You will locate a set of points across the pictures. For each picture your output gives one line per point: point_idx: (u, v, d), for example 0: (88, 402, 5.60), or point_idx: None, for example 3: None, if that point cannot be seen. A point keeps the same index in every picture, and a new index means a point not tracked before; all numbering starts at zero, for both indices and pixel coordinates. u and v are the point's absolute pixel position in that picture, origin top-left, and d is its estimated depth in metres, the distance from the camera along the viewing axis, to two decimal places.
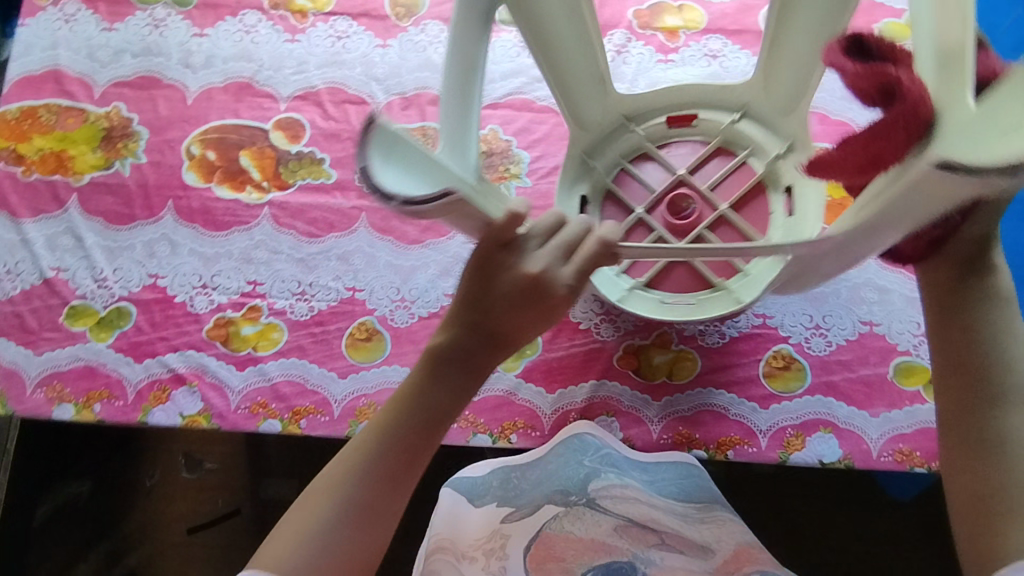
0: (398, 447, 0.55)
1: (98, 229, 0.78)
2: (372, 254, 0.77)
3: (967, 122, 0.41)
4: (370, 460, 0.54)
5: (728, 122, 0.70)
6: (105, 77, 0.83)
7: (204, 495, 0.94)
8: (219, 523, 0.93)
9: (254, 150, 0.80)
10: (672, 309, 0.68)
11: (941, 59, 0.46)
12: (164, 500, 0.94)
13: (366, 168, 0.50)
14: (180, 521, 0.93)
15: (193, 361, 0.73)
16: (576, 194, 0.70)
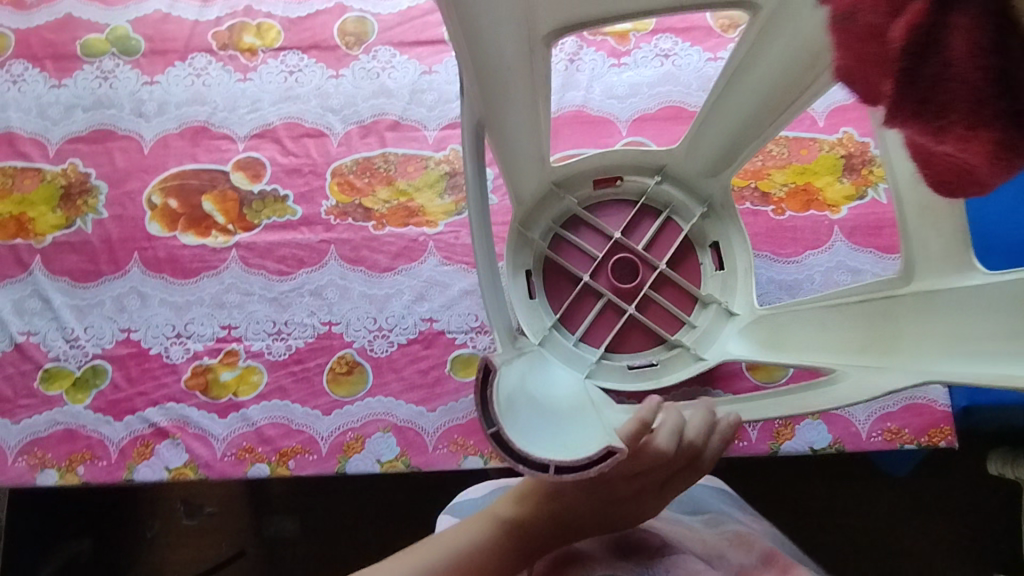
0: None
1: (65, 288, 0.77)
2: (344, 286, 0.76)
3: (940, 251, 0.45)
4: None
5: (654, 185, 0.72)
6: (58, 135, 0.82)
7: (206, 540, 0.92)
8: (224, 568, 0.90)
9: (216, 194, 0.79)
10: (642, 377, 0.69)
11: (910, 171, 0.46)
12: (167, 549, 0.92)
13: (498, 435, 0.40)
14: (185, 568, 0.92)
15: (174, 413, 0.72)
16: (521, 269, 0.71)
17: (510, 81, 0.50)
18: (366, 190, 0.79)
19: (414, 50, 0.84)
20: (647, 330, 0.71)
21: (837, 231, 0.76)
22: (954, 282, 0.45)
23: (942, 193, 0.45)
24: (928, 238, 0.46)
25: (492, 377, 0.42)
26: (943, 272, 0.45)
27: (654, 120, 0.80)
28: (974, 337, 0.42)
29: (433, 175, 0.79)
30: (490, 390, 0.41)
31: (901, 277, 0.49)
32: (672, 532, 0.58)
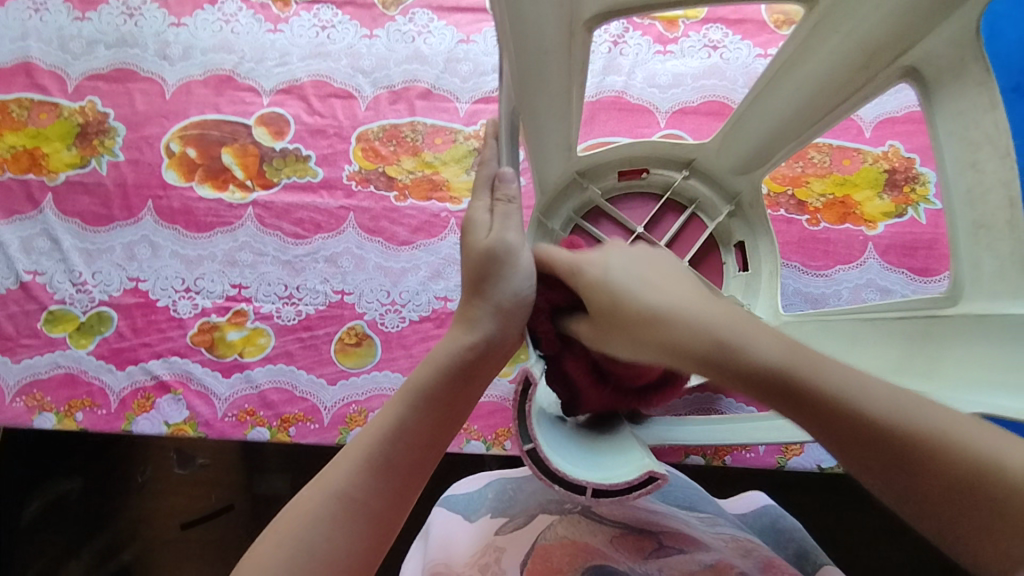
0: (477, 355, 0.46)
1: (75, 230, 0.75)
2: (360, 256, 0.74)
3: (992, 274, 0.44)
4: (431, 369, 0.45)
5: (680, 179, 0.68)
6: (78, 70, 0.79)
7: (197, 491, 0.92)
8: (216, 518, 0.92)
9: (236, 147, 0.77)
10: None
11: (972, 186, 0.45)
12: (157, 496, 0.92)
13: (533, 451, 0.49)
14: (175, 516, 0.92)
15: (177, 367, 0.71)
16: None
17: (547, 68, 0.45)
18: (391, 158, 0.76)
19: (453, 16, 0.81)
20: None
21: (871, 247, 0.74)
22: (1006, 308, 0.42)
23: (999, 210, 0.43)
24: (983, 257, 0.44)
25: (530, 391, 0.48)
26: (997, 296, 0.43)
27: (695, 113, 0.77)
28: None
29: (461, 149, 0.77)
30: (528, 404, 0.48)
31: (946, 298, 0.47)
32: (669, 531, 0.54)
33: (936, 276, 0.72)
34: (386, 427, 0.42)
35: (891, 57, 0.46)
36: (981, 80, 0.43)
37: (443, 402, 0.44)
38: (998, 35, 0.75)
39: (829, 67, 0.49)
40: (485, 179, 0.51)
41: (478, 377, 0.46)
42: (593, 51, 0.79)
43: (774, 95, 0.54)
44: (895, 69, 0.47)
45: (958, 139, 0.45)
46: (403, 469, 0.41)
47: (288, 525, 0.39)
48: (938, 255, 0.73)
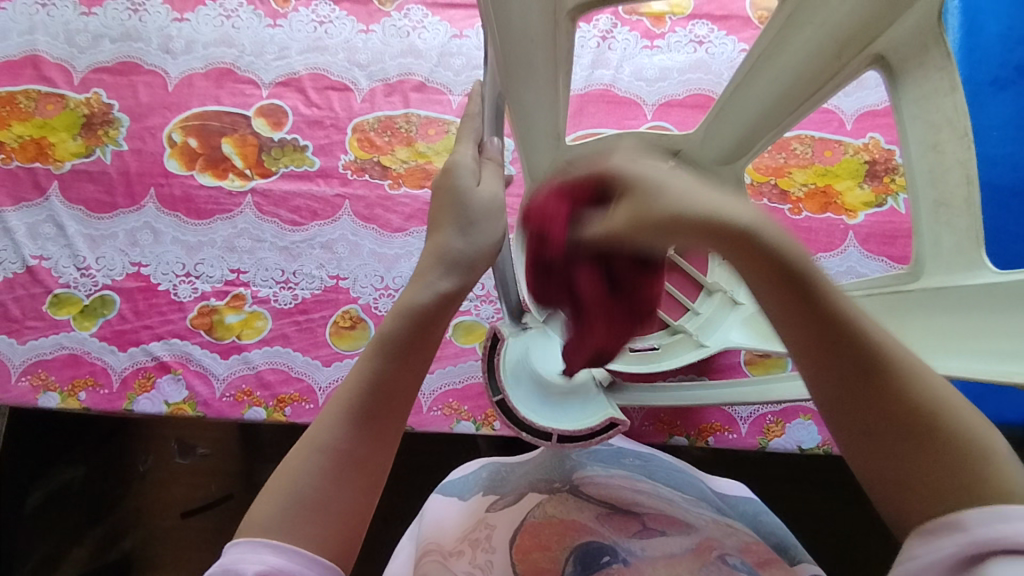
0: (432, 302, 0.43)
1: (80, 217, 0.78)
2: (355, 243, 0.77)
3: (953, 247, 0.44)
4: (389, 323, 0.41)
5: None
6: (83, 63, 0.82)
7: (198, 480, 0.94)
8: (214, 508, 0.94)
9: (236, 137, 0.79)
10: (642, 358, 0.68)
11: (933, 168, 0.45)
12: (158, 485, 0.94)
13: (502, 401, 0.51)
14: (174, 506, 0.94)
15: (177, 349, 0.73)
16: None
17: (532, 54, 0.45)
18: (386, 149, 0.79)
19: (447, 13, 0.83)
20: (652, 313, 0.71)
21: (852, 236, 0.76)
22: (962, 278, 0.43)
23: (958, 188, 0.43)
24: (943, 233, 0.45)
25: (497, 346, 0.52)
26: (954, 269, 0.44)
27: (680, 106, 0.80)
28: (965, 335, 0.41)
29: (453, 140, 0.79)
30: (495, 359, 0.52)
31: (910, 274, 0.48)
32: (653, 510, 0.55)
33: None
34: (354, 388, 0.40)
35: (858, 48, 0.44)
36: (943, 64, 0.42)
37: (406, 354, 0.41)
38: (977, 29, 0.78)
39: (795, 66, 0.46)
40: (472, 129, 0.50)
41: (439, 320, 0.43)
42: (582, 45, 0.82)
43: (764, 67, 0.48)
44: (866, 56, 0.45)
45: (919, 118, 0.45)
46: (377, 426, 0.39)
47: (266, 499, 0.37)
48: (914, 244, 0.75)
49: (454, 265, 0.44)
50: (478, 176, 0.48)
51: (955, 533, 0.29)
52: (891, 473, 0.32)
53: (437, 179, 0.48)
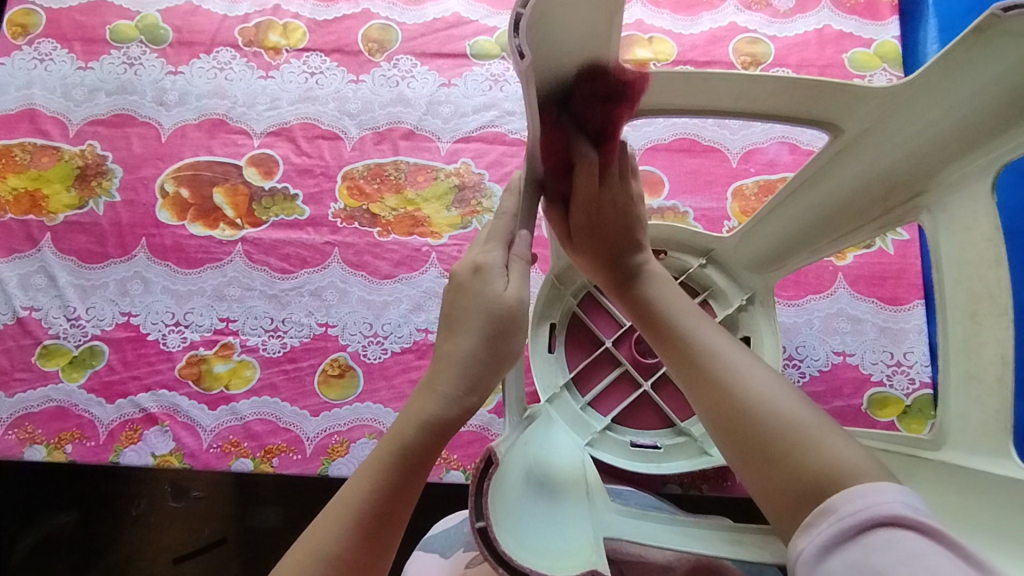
0: (445, 417, 0.44)
1: (72, 268, 0.78)
2: (344, 290, 0.77)
3: (978, 429, 0.43)
4: (400, 438, 0.43)
5: (695, 265, 0.71)
6: (79, 116, 0.83)
7: (191, 523, 0.93)
8: (210, 550, 0.93)
9: (227, 187, 0.80)
10: (644, 458, 0.70)
11: (968, 337, 0.44)
12: (151, 529, 0.93)
13: (485, 530, 0.41)
14: (168, 550, 0.94)
15: (165, 400, 0.73)
16: (545, 321, 0.74)
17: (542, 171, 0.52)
18: (375, 196, 0.80)
19: (435, 62, 0.85)
20: (659, 410, 0.73)
21: (841, 277, 0.75)
22: (984, 463, 0.41)
23: (991, 366, 0.42)
24: (972, 410, 0.43)
25: (492, 470, 0.43)
26: (977, 450, 0.42)
27: (667, 150, 0.80)
28: (992, 524, 0.38)
29: (442, 187, 0.80)
30: (487, 483, 0.42)
31: (930, 441, 0.47)
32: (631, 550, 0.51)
33: (905, 305, 0.74)
34: (364, 498, 0.42)
35: (907, 196, 0.49)
36: (989, 235, 0.43)
37: (415, 468, 0.43)
38: None
39: (852, 187, 0.52)
40: (504, 229, 0.49)
41: (449, 434, 0.44)
42: None
43: (811, 189, 0.55)
44: (911, 206, 0.49)
45: (961, 288, 0.45)
46: (384, 536, 0.42)
47: None
48: (903, 284, 0.75)
49: (477, 378, 0.44)
50: (507, 284, 0.47)
51: (828, 516, 0.34)
52: (759, 471, 0.39)
53: (462, 279, 0.48)
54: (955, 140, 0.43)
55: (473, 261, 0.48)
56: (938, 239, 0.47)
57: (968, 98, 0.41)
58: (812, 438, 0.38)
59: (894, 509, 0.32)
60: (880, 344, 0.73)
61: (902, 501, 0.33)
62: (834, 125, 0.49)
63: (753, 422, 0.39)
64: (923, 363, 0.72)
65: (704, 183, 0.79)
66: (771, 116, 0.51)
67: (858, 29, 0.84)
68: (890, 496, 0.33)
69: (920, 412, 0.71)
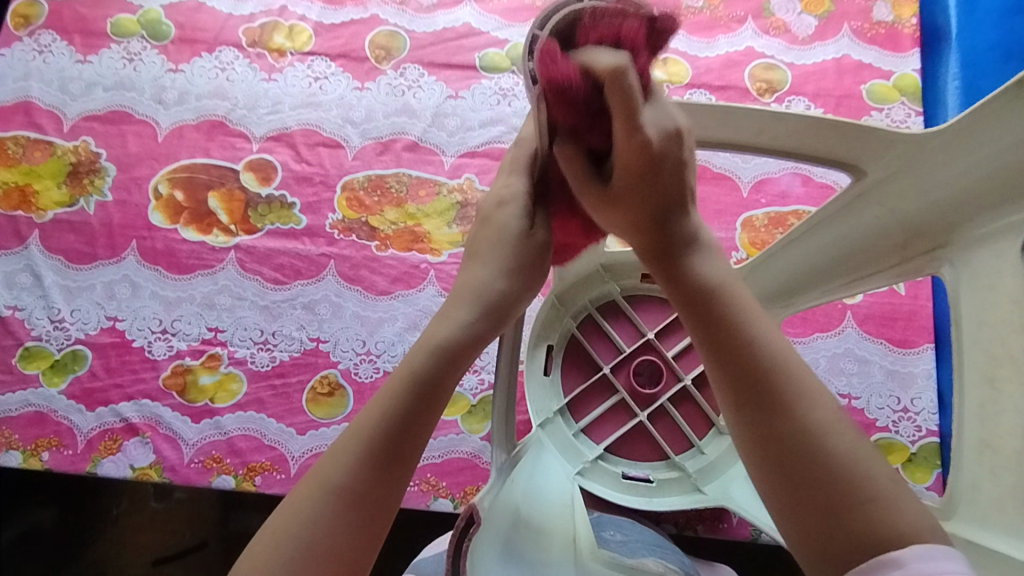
0: (436, 374, 0.37)
1: (58, 268, 0.76)
2: (338, 304, 0.74)
3: (988, 503, 0.40)
4: (390, 399, 0.35)
5: None
6: (75, 111, 0.81)
7: (169, 528, 0.90)
8: (188, 555, 0.90)
9: (222, 191, 0.78)
10: (634, 491, 0.67)
11: (985, 403, 0.42)
12: (129, 530, 0.91)
13: None
14: (146, 552, 0.92)
15: (148, 410, 0.71)
16: (542, 343, 0.71)
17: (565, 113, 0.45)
18: (374, 208, 0.77)
19: (443, 72, 0.82)
20: (655, 442, 0.70)
21: (850, 316, 0.73)
22: (992, 540, 0.39)
23: (1008, 438, 0.40)
24: (985, 483, 0.41)
25: (473, 530, 0.40)
26: (986, 525, 0.40)
27: None
28: None
29: (444, 202, 0.78)
30: (467, 544, 0.39)
31: (938, 511, 0.44)
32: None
33: (915, 349, 0.72)
34: (376, 422, 0.35)
35: (927, 247, 0.47)
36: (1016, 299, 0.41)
37: (411, 434, 0.35)
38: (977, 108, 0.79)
39: (865, 234, 0.50)
40: (525, 156, 0.46)
41: (444, 395, 0.37)
42: None
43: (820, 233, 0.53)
44: (928, 258, 0.47)
45: (982, 350, 0.43)
46: (377, 523, 0.34)
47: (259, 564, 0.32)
48: (914, 326, 0.73)
49: (494, 315, 0.40)
50: (529, 218, 0.44)
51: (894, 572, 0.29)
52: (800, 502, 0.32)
53: (486, 212, 0.45)
54: (998, 184, 0.41)
55: (495, 196, 0.45)
56: (958, 294, 0.45)
57: (999, 150, 0.40)
58: (873, 484, 0.32)
59: None
60: (887, 388, 0.71)
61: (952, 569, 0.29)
62: (856, 167, 0.47)
63: (816, 457, 0.32)
64: (930, 410, 0.70)
65: (713, 212, 0.77)
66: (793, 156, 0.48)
67: (878, 60, 0.82)
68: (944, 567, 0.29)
69: (926, 460, 0.68)
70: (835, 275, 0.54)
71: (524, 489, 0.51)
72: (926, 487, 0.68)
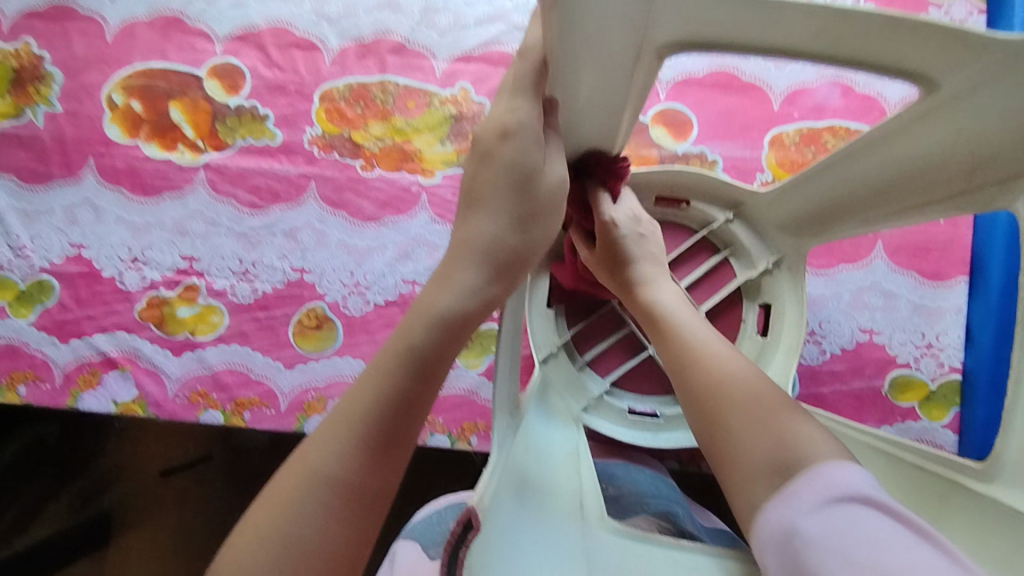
0: (433, 349, 0.37)
1: (12, 189, 0.68)
2: (322, 231, 0.68)
3: None
4: (384, 377, 0.36)
5: (721, 221, 0.62)
6: (10, 6, 0.70)
7: (174, 440, 0.95)
8: (193, 467, 0.95)
9: (185, 102, 0.69)
10: (641, 428, 0.64)
11: None
12: (134, 442, 0.96)
13: None
14: (153, 463, 0.95)
15: (125, 344, 0.66)
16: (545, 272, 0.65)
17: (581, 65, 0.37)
18: (357, 122, 0.69)
19: None
20: (664, 378, 0.66)
21: (880, 246, 0.67)
22: None
23: None
24: None
25: (471, 537, 0.37)
26: None
27: (699, 85, 0.69)
28: None
29: (436, 116, 0.69)
30: (462, 552, 0.36)
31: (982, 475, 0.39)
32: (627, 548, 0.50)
33: (946, 282, 0.66)
34: (370, 403, 0.36)
35: (999, 175, 0.40)
36: None
37: (407, 414, 0.36)
38: None
39: (919, 156, 0.43)
40: (530, 74, 0.38)
41: (443, 369, 0.37)
42: None
43: (862, 155, 0.46)
44: (1001, 185, 0.40)
45: None
46: (377, 501, 0.35)
47: (252, 545, 0.33)
48: (948, 257, 0.67)
49: (506, 271, 0.40)
50: (539, 153, 0.40)
51: (800, 491, 0.32)
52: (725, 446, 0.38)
53: (486, 144, 0.41)
54: None
55: (499, 121, 0.40)
56: None
57: None
58: (762, 408, 0.37)
59: (857, 485, 0.31)
60: (912, 324, 0.66)
61: (861, 478, 0.32)
62: (928, 78, 0.37)
63: (722, 403, 0.39)
64: (955, 346, 0.66)
65: (739, 129, 0.68)
66: (861, 68, 0.36)
67: None
68: (851, 474, 0.32)
69: (945, 398, 0.65)
70: (877, 199, 0.48)
71: (530, 451, 0.48)
72: (941, 425, 0.64)
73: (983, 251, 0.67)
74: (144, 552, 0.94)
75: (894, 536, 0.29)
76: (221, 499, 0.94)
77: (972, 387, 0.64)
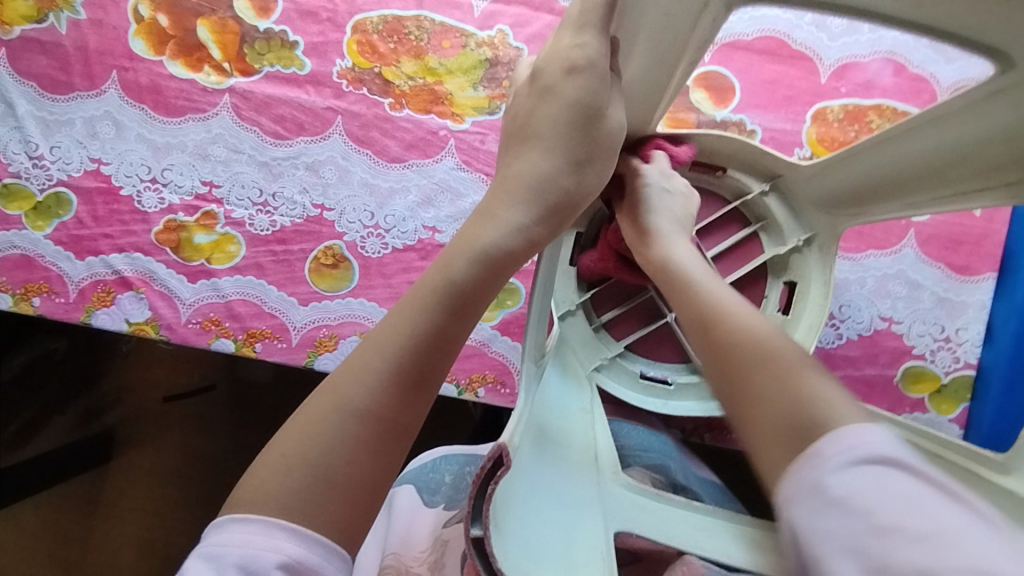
0: (471, 285, 0.38)
1: (32, 96, 0.67)
2: (345, 168, 0.67)
3: None
4: (422, 309, 0.37)
5: (757, 192, 0.60)
6: None
7: (181, 366, 0.97)
8: (197, 395, 0.96)
9: (214, 20, 0.67)
10: (650, 392, 0.64)
11: None
12: (140, 366, 0.97)
13: (482, 540, 0.35)
14: (158, 387, 0.97)
15: (141, 265, 0.65)
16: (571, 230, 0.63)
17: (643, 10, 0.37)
18: (389, 58, 0.67)
19: None
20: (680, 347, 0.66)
21: (911, 235, 0.66)
22: None
23: None
24: None
25: (500, 473, 0.36)
26: None
27: (747, 49, 0.66)
28: None
29: (471, 58, 0.67)
30: (491, 489, 0.36)
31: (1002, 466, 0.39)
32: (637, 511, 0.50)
33: (975, 277, 0.65)
34: (405, 336, 0.36)
35: None
36: None
37: (440, 348, 0.37)
38: None
39: (972, 140, 0.42)
40: (601, 6, 0.38)
41: (477, 307, 0.38)
42: None
43: (911, 136, 0.46)
44: None
45: None
46: (406, 434, 0.36)
47: (281, 468, 0.34)
48: (978, 252, 0.66)
49: (554, 207, 0.42)
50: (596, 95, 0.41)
51: (815, 458, 0.30)
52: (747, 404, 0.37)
53: (549, 79, 0.43)
54: None
55: (565, 55, 0.41)
56: None
57: None
58: (777, 364, 0.37)
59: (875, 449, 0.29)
60: (933, 316, 0.65)
61: (887, 440, 0.29)
62: (1005, 56, 0.36)
63: (744, 363, 0.38)
64: (973, 343, 0.65)
65: (782, 99, 0.66)
66: (934, 37, 0.35)
67: None
68: (875, 435, 0.29)
69: (955, 393, 0.64)
70: (920, 183, 0.47)
71: (550, 402, 0.49)
72: (948, 420, 0.64)
73: (1015, 248, 0.65)
74: (142, 474, 0.95)
75: (928, 494, 0.27)
76: (223, 427, 0.95)
77: (985, 384, 0.64)
